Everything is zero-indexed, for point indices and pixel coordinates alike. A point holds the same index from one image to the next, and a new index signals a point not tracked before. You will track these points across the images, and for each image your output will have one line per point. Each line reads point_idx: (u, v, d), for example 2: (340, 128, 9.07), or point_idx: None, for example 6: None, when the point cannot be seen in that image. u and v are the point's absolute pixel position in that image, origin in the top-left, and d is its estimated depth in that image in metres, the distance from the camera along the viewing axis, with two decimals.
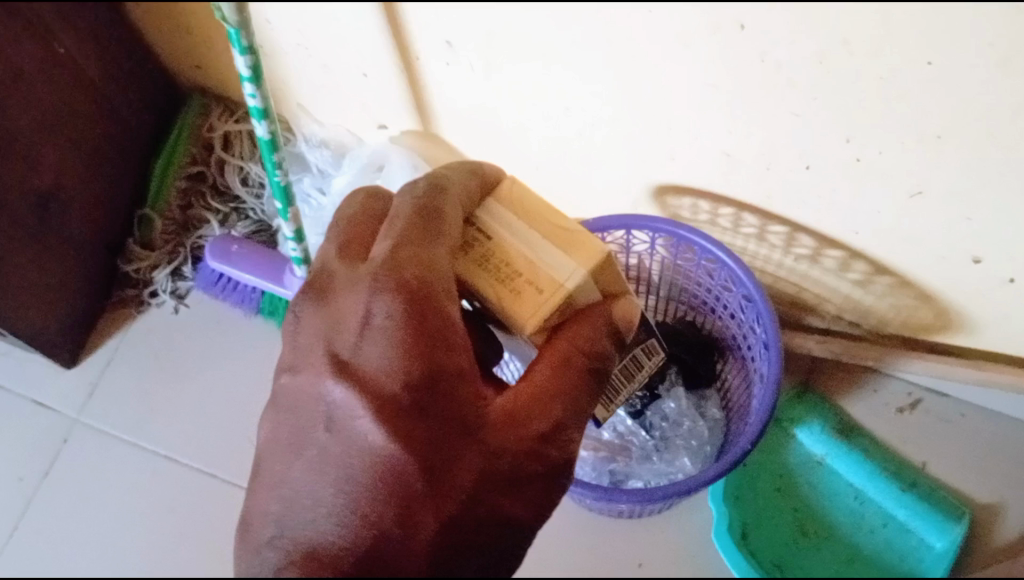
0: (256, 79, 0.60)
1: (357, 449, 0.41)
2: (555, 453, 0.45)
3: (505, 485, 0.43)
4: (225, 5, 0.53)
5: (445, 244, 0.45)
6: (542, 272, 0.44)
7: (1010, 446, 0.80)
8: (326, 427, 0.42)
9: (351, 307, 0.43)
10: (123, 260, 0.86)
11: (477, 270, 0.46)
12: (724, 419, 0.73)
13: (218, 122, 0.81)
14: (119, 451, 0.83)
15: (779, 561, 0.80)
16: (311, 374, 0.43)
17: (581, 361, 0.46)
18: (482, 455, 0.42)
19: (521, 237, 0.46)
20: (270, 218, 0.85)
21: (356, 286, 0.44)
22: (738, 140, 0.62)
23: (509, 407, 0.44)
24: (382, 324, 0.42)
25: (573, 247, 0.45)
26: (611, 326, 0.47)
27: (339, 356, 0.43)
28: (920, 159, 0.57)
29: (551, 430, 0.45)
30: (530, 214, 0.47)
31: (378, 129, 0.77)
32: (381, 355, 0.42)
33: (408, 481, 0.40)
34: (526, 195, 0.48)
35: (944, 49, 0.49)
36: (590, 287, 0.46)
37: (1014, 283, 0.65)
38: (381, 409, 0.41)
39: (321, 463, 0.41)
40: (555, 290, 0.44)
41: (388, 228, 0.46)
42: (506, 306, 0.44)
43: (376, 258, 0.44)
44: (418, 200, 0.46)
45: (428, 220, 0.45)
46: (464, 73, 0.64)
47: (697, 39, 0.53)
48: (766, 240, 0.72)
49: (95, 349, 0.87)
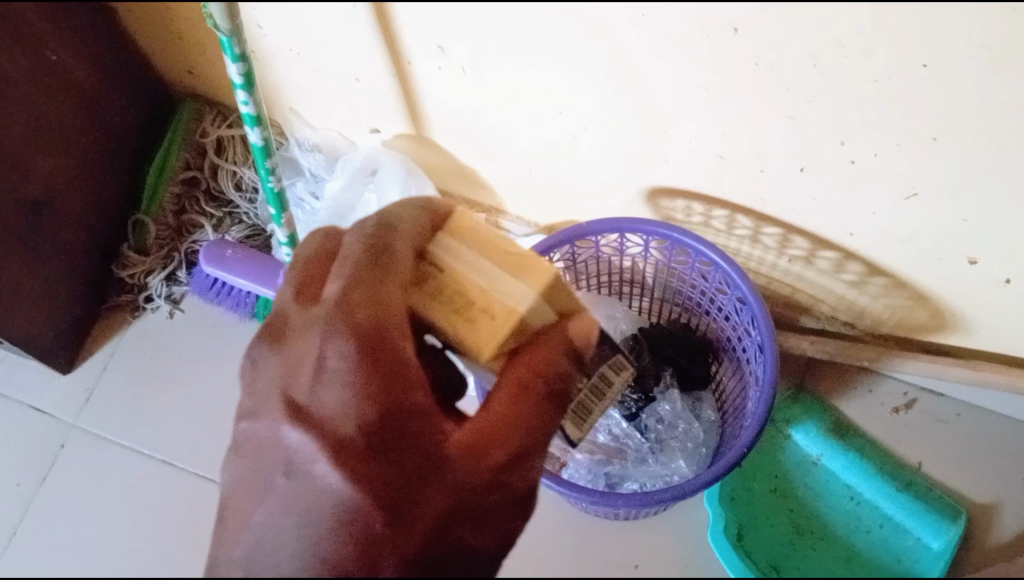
0: (249, 86, 0.60)
1: (316, 493, 0.39)
2: (517, 483, 0.43)
3: (470, 515, 0.42)
4: (216, 13, 0.53)
5: (394, 281, 0.43)
6: (495, 300, 0.43)
7: (1004, 446, 0.81)
8: (286, 472, 0.40)
9: (306, 350, 0.42)
10: (118, 265, 0.85)
11: (431, 302, 0.44)
12: (720, 420, 0.73)
13: (212, 127, 0.81)
14: (117, 456, 0.83)
15: (775, 562, 0.79)
16: (269, 420, 0.41)
17: (541, 384, 0.44)
18: (445, 488, 0.41)
19: (471, 263, 0.44)
20: (263, 222, 0.86)
21: (311, 330, 0.42)
22: (731, 141, 0.61)
23: (468, 440, 0.42)
24: (336, 368, 0.41)
25: (525, 271, 0.44)
26: (570, 347, 0.46)
27: (294, 401, 0.41)
28: (915, 161, 0.57)
29: (510, 459, 0.43)
30: (479, 238, 0.45)
31: (371, 133, 0.77)
32: (337, 399, 0.40)
33: (368, 522, 0.39)
34: (475, 222, 0.46)
35: (937, 51, 0.49)
36: (545, 309, 0.45)
37: (1010, 283, 0.65)
38: (337, 452, 0.40)
39: (282, 509, 0.39)
40: (508, 315, 0.43)
41: (338, 269, 0.44)
42: (462, 337, 0.44)
43: (329, 300, 0.43)
44: (366, 236, 0.44)
45: (376, 257, 0.43)
46: (457, 77, 0.64)
47: (687, 42, 0.53)
48: (760, 241, 0.72)
49: (90, 354, 0.87)
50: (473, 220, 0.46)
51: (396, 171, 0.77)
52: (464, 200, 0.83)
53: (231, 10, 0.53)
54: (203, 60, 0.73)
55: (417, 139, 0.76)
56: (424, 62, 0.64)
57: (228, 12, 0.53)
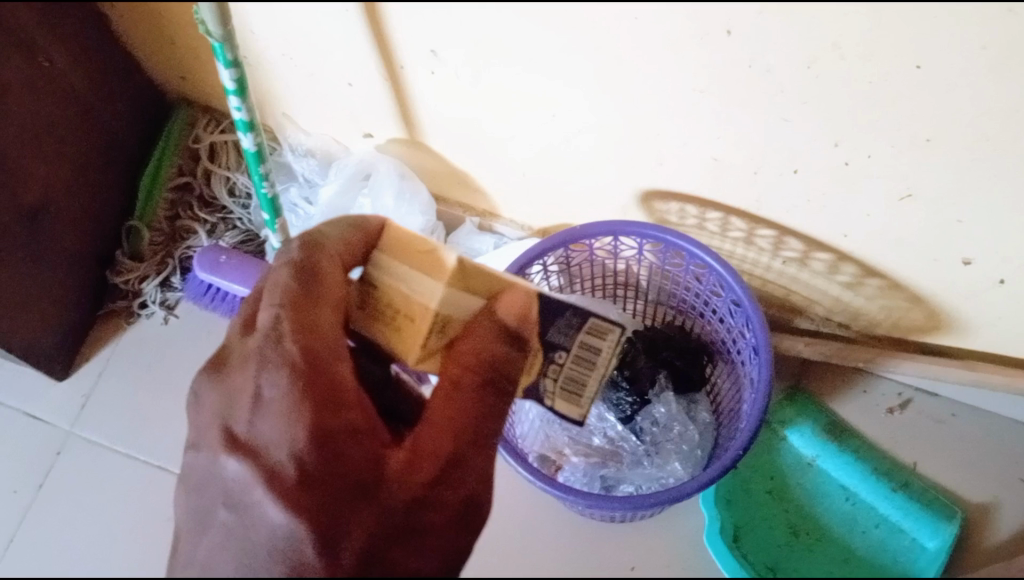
0: (241, 92, 0.60)
1: (255, 526, 0.40)
2: (450, 496, 0.43)
3: (408, 530, 0.41)
4: (207, 19, 0.53)
5: (327, 302, 0.44)
6: (415, 302, 0.46)
7: (999, 447, 0.81)
8: (226, 504, 0.41)
9: (242, 384, 0.42)
10: (113, 272, 0.85)
11: (367, 316, 0.48)
12: (715, 422, 0.72)
13: (204, 132, 0.81)
14: (114, 462, 0.83)
15: (772, 564, 0.78)
16: (209, 452, 0.42)
17: (470, 380, 0.45)
18: (378, 508, 0.41)
19: (393, 271, 0.47)
20: (257, 228, 0.85)
21: (246, 363, 0.43)
22: (727, 144, 0.61)
23: (404, 455, 0.43)
24: (272, 398, 0.41)
25: (439, 268, 0.46)
26: (499, 330, 0.47)
27: (234, 432, 0.42)
28: (910, 162, 0.57)
29: (444, 472, 0.43)
30: (400, 243, 0.47)
31: (365, 138, 0.77)
32: (274, 429, 0.41)
33: (305, 553, 0.39)
34: (400, 230, 0.48)
35: (933, 54, 0.49)
36: (464, 297, 0.47)
37: (1005, 284, 0.65)
38: (270, 481, 0.40)
39: (225, 539, 0.40)
40: (427, 314, 0.46)
41: (267, 297, 0.44)
42: (395, 343, 0.47)
43: (261, 330, 0.43)
44: (294, 261, 0.45)
45: (307, 281, 0.44)
46: (453, 81, 0.64)
47: (684, 45, 0.53)
48: (754, 243, 0.72)
49: (86, 361, 0.87)
50: (398, 231, 0.48)
51: (390, 176, 0.78)
52: (457, 204, 0.83)
53: (223, 16, 0.53)
54: (197, 64, 0.73)
55: (411, 144, 0.76)
56: (417, 67, 0.64)
57: (220, 17, 0.53)
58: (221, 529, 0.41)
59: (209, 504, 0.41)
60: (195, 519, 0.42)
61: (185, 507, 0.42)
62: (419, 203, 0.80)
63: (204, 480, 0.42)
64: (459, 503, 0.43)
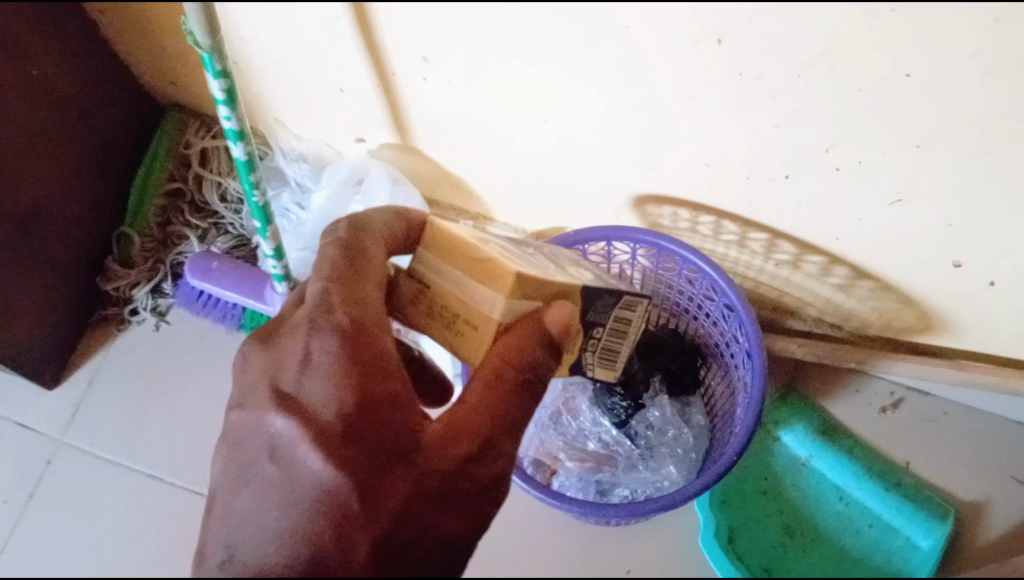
0: (231, 101, 0.60)
1: (299, 479, 0.41)
2: (483, 472, 0.44)
3: (440, 499, 0.43)
4: (197, 30, 0.53)
5: (373, 279, 0.46)
6: (473, 310, 0.45)
7: (991, 445, 0.81)
8: (269, 457, 0.42)
9: (292, 348, 0.44)
10: (104, 278, 0.84)
11: (427, 320, 0.47)
12: (709, 425, 0.73)
13: (195, 138, 0.81)
14: (106, 470, 0.82)
15: (767, 564, 0.79)
16: (255, 410, 0.43)
17: (512, 374, 0.45)
18: (413, 476, 0.42)
19: (448, 276, 0.46)
20: (250, 233, 0.85)
21: (296, 329, 0.45)
22: (720, 149, 0.61)
23: (441, 428, 0.44)
24: (322, 361, 0.43)
25: (491, 273, 0.44)
26: (545, 337, 0.45)
27: (283, 391, 0.43)
28: (903, 168, 0.57)
29: (478, 447, 0.44)
30: (447, 245, 0.46)
31: (356, 143, 0.77)
32: (321, 389, 0.42)
33: (344, 501, 0.40)
34: (449, 232, 0.46)
35: (925, 62, 0.49)
36: (523, 302, 0.45)
37: (995, 286, 0.66)
38: (318, 437, 0.41)
39: (265, 493, 0.41)
40: (487, 324, 0.44)
41: (315, 271, 0.46)
42: (457, 346, 0.46)
43: (309, 300, 0.45)
44: (341, 239, 0.47)
45: (353, 258, 0.46)
46: (444, 87, 0.64)
47: (677, 51, 0.53)
48: (746, 246, 0.72)
49: (78, 368, 0.86)
50: (447, 232, 0.46)
51: (383, 181, 0.77)
52: (450, 207, 0.83)
53: (213, 27, 0.53)
54: (187, 71, 0.73)
55: (404, 148, 0.75)
56: (408, 73, 0.64)
57: (210, 29, 0.53)
58: (261, 482, 0.42)
59: (253, 457, 0.42)
60: (233, 476, 0.43)
61: (224, 466, 0.43)
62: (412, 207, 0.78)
63: (249, 436, 0.43)
64: (492, 474, 0.44)
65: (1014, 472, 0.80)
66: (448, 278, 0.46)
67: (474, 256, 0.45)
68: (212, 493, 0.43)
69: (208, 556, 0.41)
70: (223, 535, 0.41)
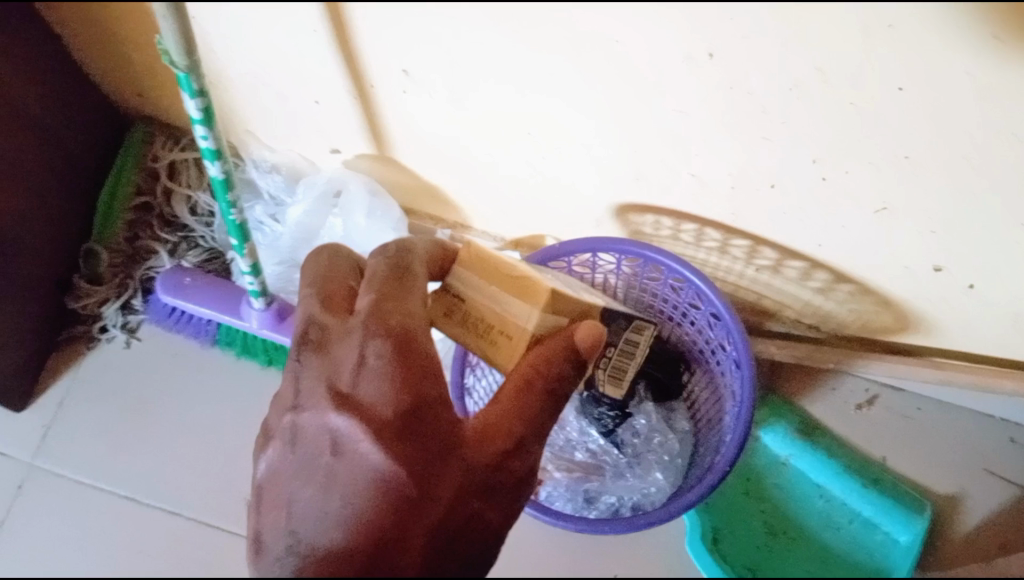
0: (208, 121, 0.58)
1: (360, 470, 0.42)
2: (519, 468, 0.46)
3: (483, 492, 0.45)
4: (173, 50, 0.51)
5: (417, 294, 0.50)
6: (509, 321, 0.50)
7: (965, 438, 0.83)
8: (333, 451, 0.43)
9: (346, 351, 0.46)
10: (72, 297, 0.82)
11: (461, 330, 0.51)
12: (693, 430, 0.74)
13: (162, 151, 0.79)
14: (81, 495, 0.81)
15: (751, 564, 0.82)
16: (316, 411, 0.45)
17: (541, 383, 0.48)
18: (461, 469, 0.44)
19: (483, 292, 0.51)
20: (222, 246, 0.83)
21: (350, 334, 0.47)
22: (704, 161, 0.62)
23: (479, 427, 0.46)
24: (376, 364, 0.45)
25: (527, 292, 0.50)
26: (575, 353, 0.49)
27: (339, 391, 0.45)
28: (887, 178, 0.58)
29: (513, 446, 0.46)
30: (484, 266, 0.52)
31: (332, 154, 0.75)
32: (377, 390, 0.44)
33: (404, 489, 0.42)
34: (486, 255, 0.52)
35: (915, 77, 0.49)
36: (553, 319, 0.51)
37: (974, 289, 0.67)
38: (380, 432, 0.43)
39: (328, 483, 0.42)
40: (522, 335, 0.49)
41: (367, 285, 0.50)
42: (489, 356, 0.50)
43: (362, 310, 0.48)
44: (388, 259, 0.51)
45: (400, 276, 0.50)
46: (424, 100, 0.63)
47: (666, 65, 0.53)
48: (728, 253, 0.73)
49: (45, 389, 0.84)
50: (484, 254, 0.52)
51: (361, 195, 0.76)
52: (427, 216, 0.82)
53: (192, 46, 0.51)
54: (155, 82, 0.70)
55: (382, 159, 0.74)
56: (388, 85, 0.63)
57: (188, 48, 0.51)
58: (325, 475, 0.42)
59: (317, 455, 0.43)
60: (298, 467, 0.43)
61: (287, 463, 0.44)
62: (392, 219, 0.77)
63: (310, 434, 0.44)
64: (521, 472, 0.46)
65: (987, 464, 0.83)
66: (484, 293, 0.51)
67: (509, 277, 0.51)
68: (259, 486, 0.45)
69: (265, 546, 0.42)
70: (285, 525, 0.42)
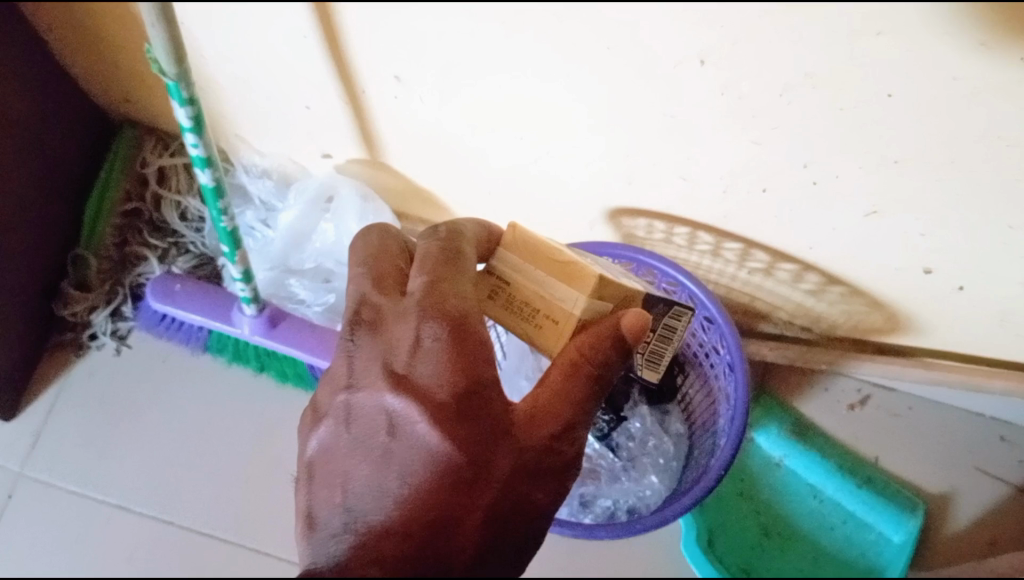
0: (198, 128, 0.57)
1: (416, 449, 0.43)
2: (566, 449, 0.46)
3: (531, 474, 0.45)
4: (161, 58, 0.50)
5: (468, 277, 0.48)
6: (556, 306, 0.49)
7: (956, 437, 0.84)
8: (388, 431, 0.44)
9: (402, 334, 0.46)
10: (59, 304, 0.81)
11: (505, 313, 0.51)
12: (687, 432, 0.74)
13: (151, 156, 0.78)
14: (71, 503, 0.80)
15: (746, 565, 0.82)
16: (371, 390, 0.46)
17: (589, 368, 0.47)
18: (513, 450, 0.45)
19: (531, 276, 0.50)
20: (213, 251, 0.83)
21: (406, 316, 0.46)
22: (696, 165, 0.62)
23: (529, 409, 0.46)
24: (432, 345, 0.45)
25: (576, 277, 0.50)
26: (621, 339, 0.48)
27: (394, 371, 0.46)
28: (878, 182, 0.58)
29: (563, 429, 0.46)
30: (531, 249, 0.51)
31: (323, 159, 0.75)
32: (433, 372, 0.44)
33: (459, 472, 0.43)
34: (534, 238, 0.51)
35: (906, 83, 0.49)
36: (600, 305, 0.50)
37: (964, 290, 0.67)
38: (436, 412, 0.44)
39: (384, 463, 0.44)
40: (569, 320, 0.49)
41: (419, 266, 0.48)
42: (536, 340, 0.50)
43: (416, 293, 0.47)
44: (439, 241, 0.50)
45: (451, 258, 0.48)
46: (415, 105, 0.63)
47: (658, 70, 0.53)
48: (720, 255, 0.73)
49: (34, 397, 0.83)
50: (530, 237, 0.51)
51: (353, 199, 0.76)
52: (419, 219, 0.81)
53: (181, 53, 0.51)
54: (143, 88, 0.70)
55: (373, 164, 0.74)
56: (379, 91, 0.63)
57: (178, 55, 0.50)
58: (378, 458, 0.44)
59: (373, 433, 0.45)
60: (352, 445, 0.45)
61: (341, 439, 0.46)
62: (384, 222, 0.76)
63: (367, 413, 0.45)
64: (570, 454, 0.46)
65: (977, 462, 0.84)
66: (533, 278, 0.51)
67: (557, 261, 0.50)
68: (311, 462, 0.47)
69: (320, 522, 0.45)
70: (342, 503, 0.44)
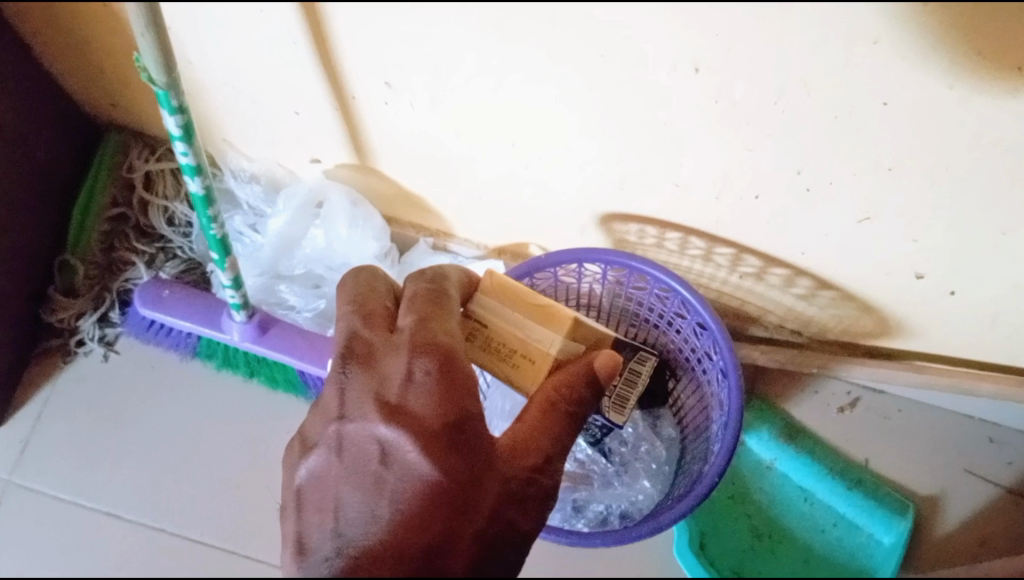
0: (188, 136, 0.57)
1: (406, 477, 0.43)
2: (547, 481, 0.47)
3: (521, 497, 0.46)
4: (151, 67, 0.50)
5: (454, 317, 0.51)
6: (533, 346, 0.56)
7: (944, 440, 0.85)
8: (382, 461, 0.44)
9: (394, 368, 0.47)
10: (47, 310, 0.80)
11: (482, 353, 0.56)
12: (680, 436, 0.74)
13: (138, 161, 0.77)
14: (59, 511, 0.80)
15: (738, 568, 0.83)
16: (364, 420, 0.46)
17: (564, 406, 0.50)
18: (499, 480, 0.45)
19: (509, 319, 0.57)
20: (201, 256, 0.82)
21: (399, 353, 0.48)
22: (689, 171, 0.62)
23: (510, 442, 0.47)
24: (424, 380, 0.46)
25: (553, 322, 0.57)
26: (594, 379, 0.52)
27: (386, 401, 0.46)
28: (870, 188, 0.58)
29: (544, 461, 0.47)
30: (508, 295, 0.57)
31: (312, 163, 0.74)
32: (424, 402, 0.45)
33: (448, 493, 0.43)
34: (510, 285, 0.58)
35: (901, 92, 0.49)
36: (573, 346, 0.57)
37: (955, 294, 0.68)
38: (427, 443, 0.44)
39: (376, 489, 0.43)
40: (545, 359, 0.56)
41: (408, 305, 0.51)
42: (512, 379, 0.56)
43: (408, 330, 0.49)
44: (426, 283, 0.53)
45: (438, 298, 0.52)
46: (406, 111, 0.63)
47: (652, 76, 0.53)
48: (711, 260, 0.73)
49: (22, 404, 0.82)
50: (507, 284, 0.58)
51: (342, 203, 0.75)
52: (410, 224, 0.81)
53: (170, 62, 0.50)
54: (131, 93, 0.69)
55: (363, 169, 0.73)
56: (370, 97, 0.62)
57: (167, 63, 0.50)
58: (370, 483, 0.44)
59: (366, 461, 0.45)
60: (346, 472, 0.45)
61: (337, 466, 0.45)
62: (373, 228, 0.77)
63: (359, 446, 0.45)
64: (549, 485, 0.47)
65: (966, 464, 0.84)
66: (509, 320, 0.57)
67: (534, 307, 0.57)
68: (299, 491, 0.46)
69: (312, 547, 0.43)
70: (331, 527, 0.43)
